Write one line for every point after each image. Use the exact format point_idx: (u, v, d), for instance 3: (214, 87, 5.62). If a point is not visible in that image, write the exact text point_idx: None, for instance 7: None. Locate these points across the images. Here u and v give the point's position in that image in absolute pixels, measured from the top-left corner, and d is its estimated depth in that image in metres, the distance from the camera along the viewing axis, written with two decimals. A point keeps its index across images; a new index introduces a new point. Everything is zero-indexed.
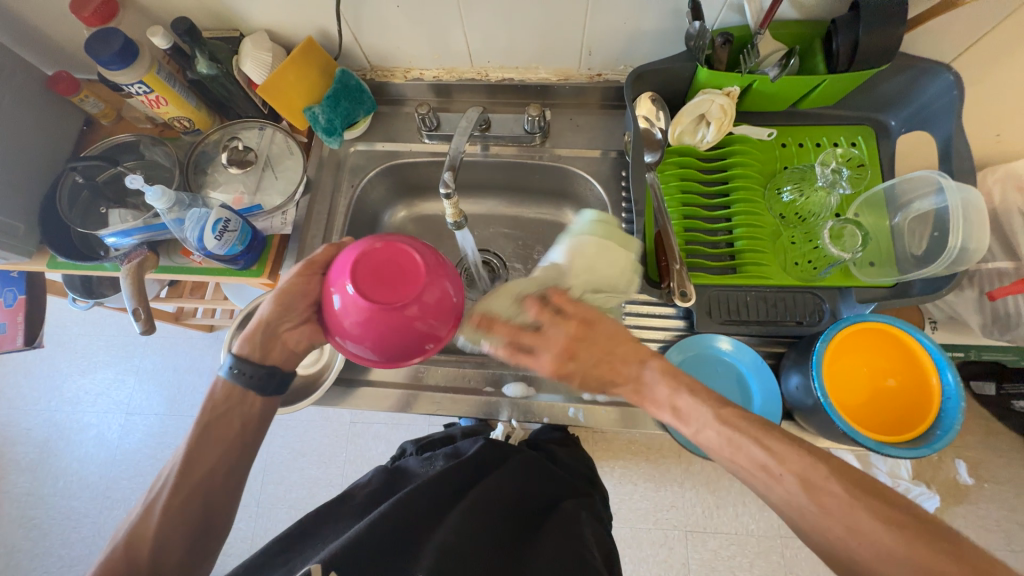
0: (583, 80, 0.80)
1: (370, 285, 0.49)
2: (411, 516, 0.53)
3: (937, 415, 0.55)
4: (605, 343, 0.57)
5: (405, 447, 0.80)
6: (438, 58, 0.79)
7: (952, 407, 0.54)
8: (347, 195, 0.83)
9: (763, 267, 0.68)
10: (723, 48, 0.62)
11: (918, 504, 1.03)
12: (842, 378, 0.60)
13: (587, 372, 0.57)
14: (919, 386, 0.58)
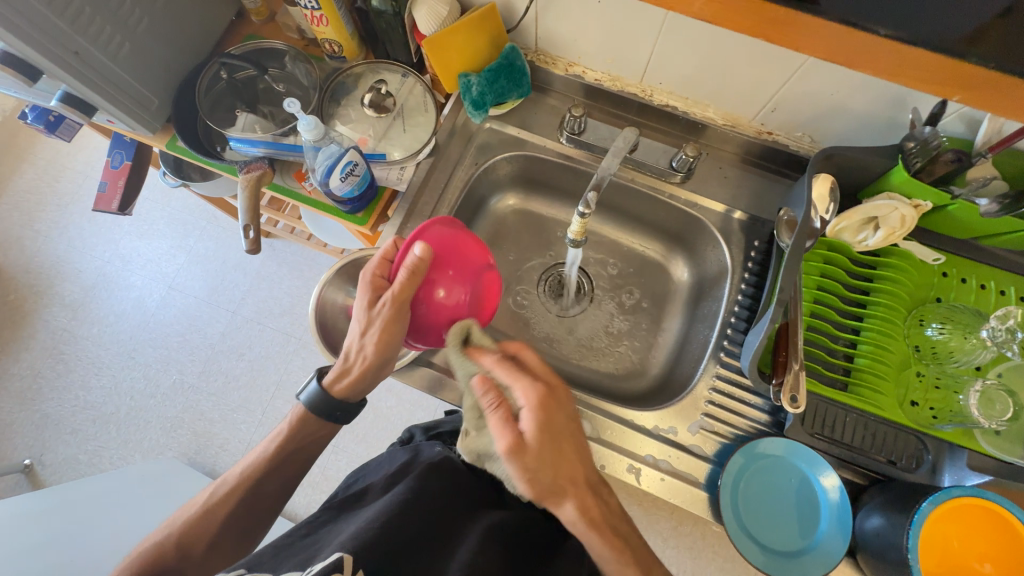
0: (750, 133, 0.74)
1: (483, 301, 0.61)
2: (420, 527, 0.51)
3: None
4: (563, 451, 0.52)
5: (412, 432, 0.80)
6: (609, 63, 0.74)
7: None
8: (468, 172, 0.80)
9: (880, 395, 0.63)
10: (945, 165, 0.57)
11: None
12: (931, 543, 0.55)
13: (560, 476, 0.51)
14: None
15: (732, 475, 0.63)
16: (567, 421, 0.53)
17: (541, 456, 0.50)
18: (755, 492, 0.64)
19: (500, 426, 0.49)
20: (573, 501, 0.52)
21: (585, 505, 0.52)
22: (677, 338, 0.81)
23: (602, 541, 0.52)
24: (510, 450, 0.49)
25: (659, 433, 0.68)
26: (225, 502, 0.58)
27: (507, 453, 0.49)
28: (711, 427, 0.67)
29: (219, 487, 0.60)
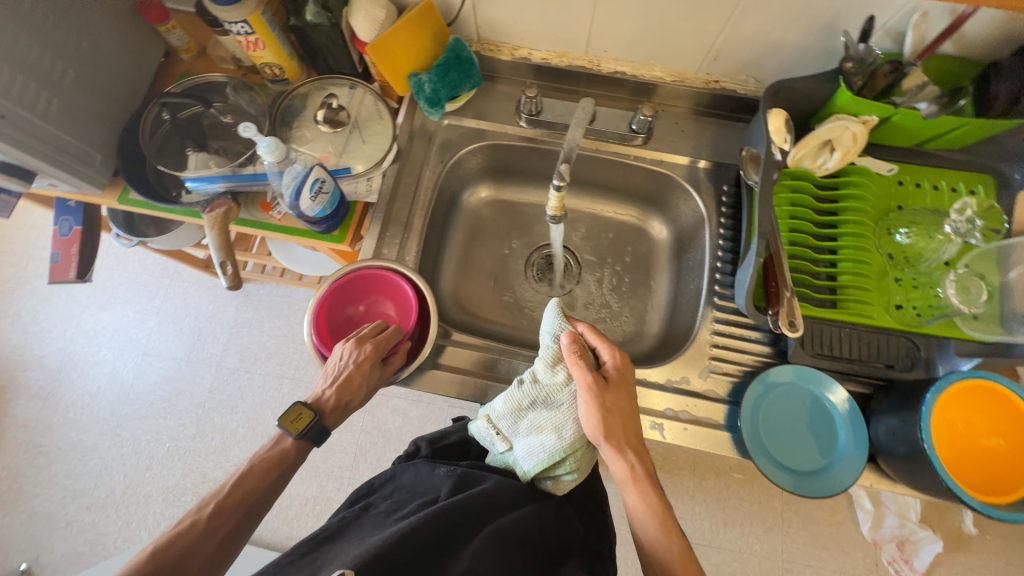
0: (699, 84, 0.77)
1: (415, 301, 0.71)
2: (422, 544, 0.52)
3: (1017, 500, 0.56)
4: (625, 396, 0.62)
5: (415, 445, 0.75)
6: (552, 39, 0.76)
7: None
8: (436, 171, 0.79)
9: (867, 305, 0.66)
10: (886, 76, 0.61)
11: (920, 546, 1.27)
12: (938, 420, 0.58)
13: (623, 415, 0.60)
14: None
15: (752, 407, 0.65)
16: (626, 374, 0.63)
17: (614, 397, 0.61)
18: (773, 419, 0.66)
19: (586, 366, 0.60)
20: (630, 454, 0.60)
21: (638, 454, 0.61)
22: (669, 294, 0.83)
23: (641, 496, 0.60)
24: (593, 385, 0.60)
25: (674, 385, 0.69)
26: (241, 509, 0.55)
27: (590, 386, 0.60)
28: (720, 369, 0.69)
29: (226, 482, 0.55)
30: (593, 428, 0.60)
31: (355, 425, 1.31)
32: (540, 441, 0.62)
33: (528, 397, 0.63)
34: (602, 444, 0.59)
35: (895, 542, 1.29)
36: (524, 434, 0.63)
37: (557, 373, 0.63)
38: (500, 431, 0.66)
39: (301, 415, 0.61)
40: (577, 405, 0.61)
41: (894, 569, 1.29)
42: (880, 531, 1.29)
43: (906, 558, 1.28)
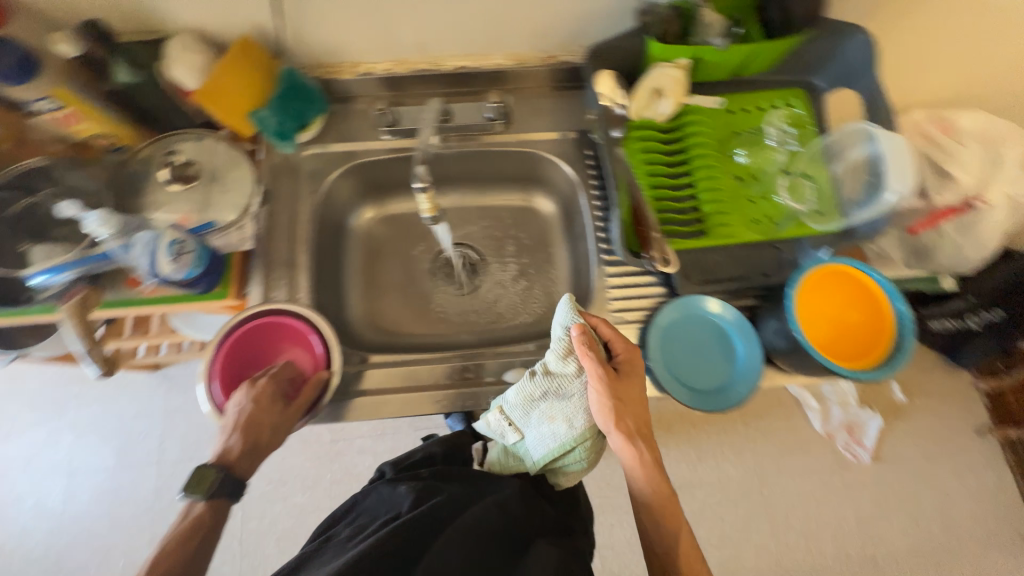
0: (539, 62, 0.80)
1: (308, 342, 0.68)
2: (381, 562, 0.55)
3: (879, 359, 0.63)
4: (634, 385, 0.65)
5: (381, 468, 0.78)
6: (388, 48, 0.77)
7: (898, 363, 0.61)
8: (310, 202, 0.77)
9: (730, 226, 0.73)
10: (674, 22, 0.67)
11: (866, 427, 1.55)
12: (806, 306, 0.65)
13: (634, 404, 0.64)
14: (877, 314, 0.64)
15: (659, 359, 0.69)
16: (635, 364, 0.66)
17: (625, 387, 0.63)
18: (682, 367, 0.70)
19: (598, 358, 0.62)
20: (640, 441, 0.64)
21: (645, 439, 0.65)
22: (571, 263, 0.86)
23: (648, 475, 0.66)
24: (606, 376, 0.61)
25: None
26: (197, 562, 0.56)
27: (604, 378, 0.61)
28: (624, 319, 0.73)
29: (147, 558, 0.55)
30: (605, 416, 0.62)
31: (322, 479, 1.26)
32: (553, 436, 0.64)
33: (542, 389, 0.63)
34: (612, 431, 0.62)
35: (846, 430, 1.56)
36: (533, 424, 0.65)
37: (568, 365, 0.64)
38: (510, 421, 0.67)
39: (205, 475, 0.59)
40: (589, 397, 0.62)
41: (851, 453, 1.54)
42: (831, 423, 1.56)
43: (858, 441, 1.55)
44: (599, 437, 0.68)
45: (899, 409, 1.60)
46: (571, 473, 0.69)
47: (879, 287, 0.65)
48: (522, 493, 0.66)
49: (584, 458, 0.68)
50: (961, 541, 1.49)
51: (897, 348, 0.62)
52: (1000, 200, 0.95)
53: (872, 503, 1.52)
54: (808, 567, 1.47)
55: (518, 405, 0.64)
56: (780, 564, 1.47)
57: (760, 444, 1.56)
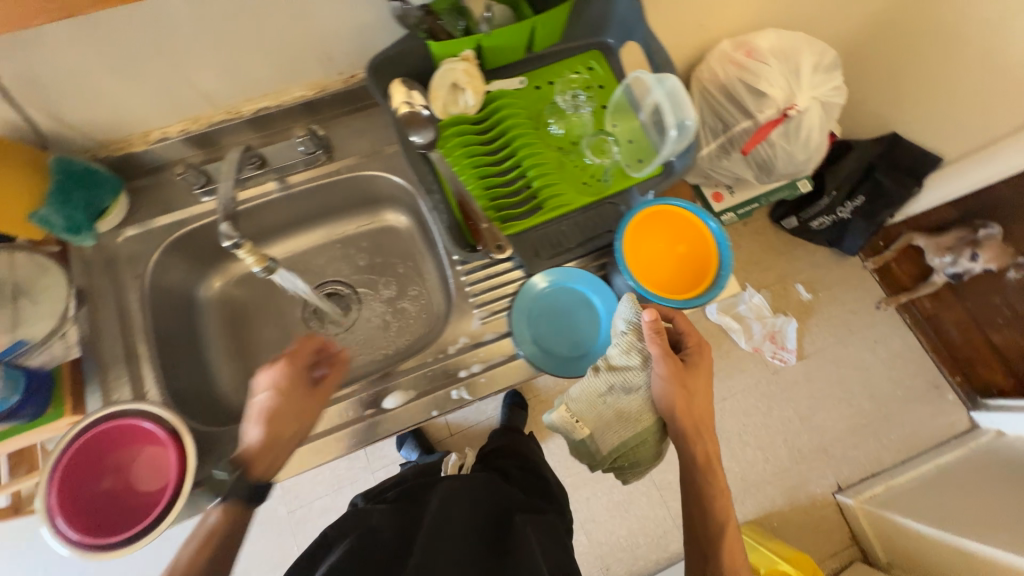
0: (340, 85, 0.79)
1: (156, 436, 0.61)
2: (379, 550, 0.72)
3: (711, 281, 0.68)
4: (698, 380, 0.66)
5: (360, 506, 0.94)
6: (173, 109, 0.73)
7: (725, 278, 0.67)
8: (137, 288, 0.72)
9: (563, 195, 0.75)
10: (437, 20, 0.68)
11: (785, 330, 1.68)
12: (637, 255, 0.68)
13: (697, 398, 0.66)
14: (700, 240, 0.69)
15: (526, 335, 0.71)
16: (700, 356, 0.67)
17: (690, 377, 0.65)
18: (549, 338, 0.72)
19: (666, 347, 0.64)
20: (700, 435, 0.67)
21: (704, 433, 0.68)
22: (437, 270, 0.86)
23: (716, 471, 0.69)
24: (672, 366, 0.64)
25: (448, 353, 0.73)
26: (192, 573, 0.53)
27: (666, 369, 0.65)
28: (490, 311, 0.74)
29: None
30: (666, 405, 0.65)
31: (291, 551, 1.27)
32: (623, 436, 0.68)
33: (606, 382, 0.67)
34: (671, 419, 0.66)
35: (769, 339, 1.68)
36: (604, 423, 0.68)
37: (634, 357, 0.66)
38: (579, 418, 0.68)
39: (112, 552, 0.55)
40: (655, 387, 0.66)
41: (779, 358, 1.66)
42: (755, 338, 1.67)
43: (782, 346, 1.67)
44: (660, 433, 0.71)
45: (809, 308, 1.73)
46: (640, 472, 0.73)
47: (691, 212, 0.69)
48: (488, 482, 0.91)
49: (644, 456, 0.72)
50: (888, 406, 1.64)
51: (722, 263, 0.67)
52: (808, 103, 1.04)
53: (808, 398, 1.64)
54: (771, 474, 1.57)
55: (586, 400, 0.67)
56: (746, 480, 1.56)
57: None
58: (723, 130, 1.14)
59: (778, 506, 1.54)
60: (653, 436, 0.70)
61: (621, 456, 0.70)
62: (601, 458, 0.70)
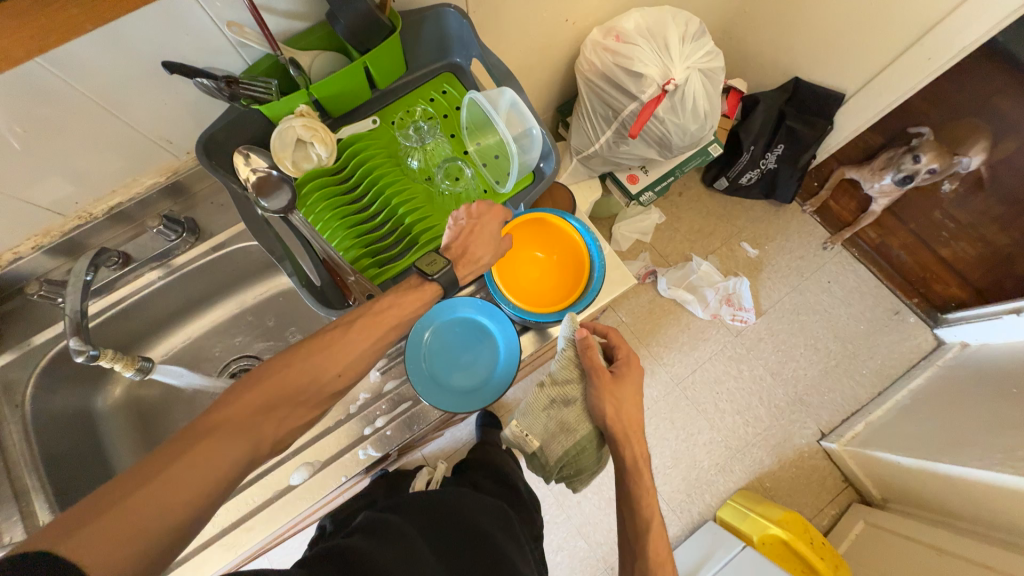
0: (193, 164, 0.77)
1: None
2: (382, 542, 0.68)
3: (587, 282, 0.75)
4: (630, 393, 0.70)
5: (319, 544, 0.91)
6: (17, 230, 0.70)
7: (593, 286, 0.74)
8: (17, 418, 0.69)
9: (435, 228, 0.73)
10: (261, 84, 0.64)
11: (739, 290, 1.66)
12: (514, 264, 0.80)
13: (628, 410, 0.69)
14: (569, 242, 0.78)
15: (422, 368, 0.71)
16: (631, 369, 0.71)
17: (621, 388, 0.69)
18: (443, 369, 0.73)
19: (598, 360, 0.69)
20: (637, 446, 0.69)
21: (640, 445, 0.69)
22: None
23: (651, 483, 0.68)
24: (602, 378, 0.68)
25: (352, 412, 0.73)
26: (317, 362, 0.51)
27: (596, 380, 0.68)
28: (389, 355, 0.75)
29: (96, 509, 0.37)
30: (599, 413, 0.69)
31: None
32: (565, 443, 0.75)
33: (548, 396, 0.74)
34: (605, 428, 0.69)
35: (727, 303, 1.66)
36: (549, 434, 0.76)
37: (571, 371, 0.72)
38: (528, 432, 0.78)
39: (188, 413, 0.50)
40: (589, 398, 0.70)
41: (739, 319, 1.65)
42: (711, 305, 1.66)
43: (739, 306, 1.66)
44: (600, 443, 0.76)
45: (758, 263, 1.73)
46: (586, 480, 0.79)
47: (568, 224, 0.77)
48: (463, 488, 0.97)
49: (587, 466, 0.77)
50: (854, 343, 1.63)
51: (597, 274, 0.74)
52: (685, 74, 1.03)
53: (774, 352, 1.64)
54: (754, 436, 1.56)
55: (532, 411, 0.76)
56: (731, 447, 1.55)
57: (665, 356, 1.63)
58: (613, 116, 1.12)
59: (767, 466, 1.53)
60: (593, 445, 0.75)
61: (566, 465, 0.77)
62: (550, 468, 0.79)
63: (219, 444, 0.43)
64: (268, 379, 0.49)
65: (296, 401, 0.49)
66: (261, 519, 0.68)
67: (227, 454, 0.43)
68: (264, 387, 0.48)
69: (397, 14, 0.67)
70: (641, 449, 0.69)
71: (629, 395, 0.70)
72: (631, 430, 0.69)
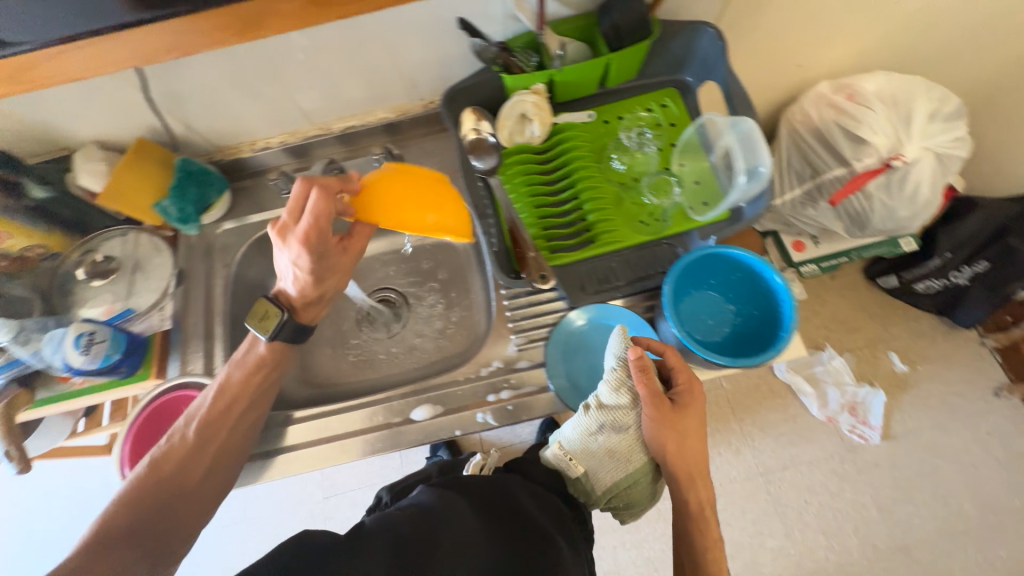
0: (420, 109, 0.85)
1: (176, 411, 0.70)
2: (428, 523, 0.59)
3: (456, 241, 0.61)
4: (693, 424, 0.63)
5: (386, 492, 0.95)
6: (277, 124, 0.83)
7: (788, 329, 0.58)
8: (224, 274, 0.82)
9: (616, 233, 0.74)
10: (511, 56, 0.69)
11: (869, 403, 1.47)
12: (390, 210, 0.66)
13: (688, 441, 0.64)
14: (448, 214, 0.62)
15: (560, 370, 0.72)
16: (694, 397, 0.64)
17: (681, 419, 0.62)
18: (583, 377, 0.72)
19: (653, 389, 0.61)
20: (688, 480, 0.65)
21: (696, 480, 0.65)
22: (484, 291, 0.87)
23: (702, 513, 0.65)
24: (658, 408, 0.61)
25: (481, 374, 0.74)
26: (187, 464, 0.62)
27: (655, 414, 0.61)
28: (528, 338, 0.75)
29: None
30: (658, 445, 0.63)
31: None
32: (614, 473, 0.69)
33: (597, 422, 0.65)
34: (663, 460, 0.64)
35: (848, 410, 1.47)
36: (597, 462, 0.68)
37: (622, 395, 0.64)
38: (572, 458, 0.70)
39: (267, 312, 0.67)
40: (644, 427, 0.64)
41: (859, 435, 1.45)
42: (829, 407, 1.47)
43: (864, 420, 1.46)
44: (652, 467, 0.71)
45: (903, 381, 1.50)
46: (635, 510, 0.73)
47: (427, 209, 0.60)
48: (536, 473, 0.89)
49: (640, 494, 0.72)
50: (998, 515, 1.36)
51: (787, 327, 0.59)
52: (918, 154, 0.93)
53: (891, 486, 1.41)
54: (834, 566, 1.36)
55: (576, 435, 0.67)
56: (801, 566, 1.37)
57: (759, 439, 1.48)
58: (811, 175, 1.04)
59: None
60: (646, 478, 0.70)
61: (615, 496, 0.72)
62: (596, 497, 0.74)
63: (107, 551, 0.55)
64: (151, 485, 0.60)
65: (181, 491, 0.61)
66: (378, 439, 0.73)
67: (113, 556, 0.55)
68: (152, 488, 0.60)
69: (659, 21, 0.68)
70: (696, 483, 0.65)
71: (686, 428, 0.63)
72: (690, 464, 0.64)
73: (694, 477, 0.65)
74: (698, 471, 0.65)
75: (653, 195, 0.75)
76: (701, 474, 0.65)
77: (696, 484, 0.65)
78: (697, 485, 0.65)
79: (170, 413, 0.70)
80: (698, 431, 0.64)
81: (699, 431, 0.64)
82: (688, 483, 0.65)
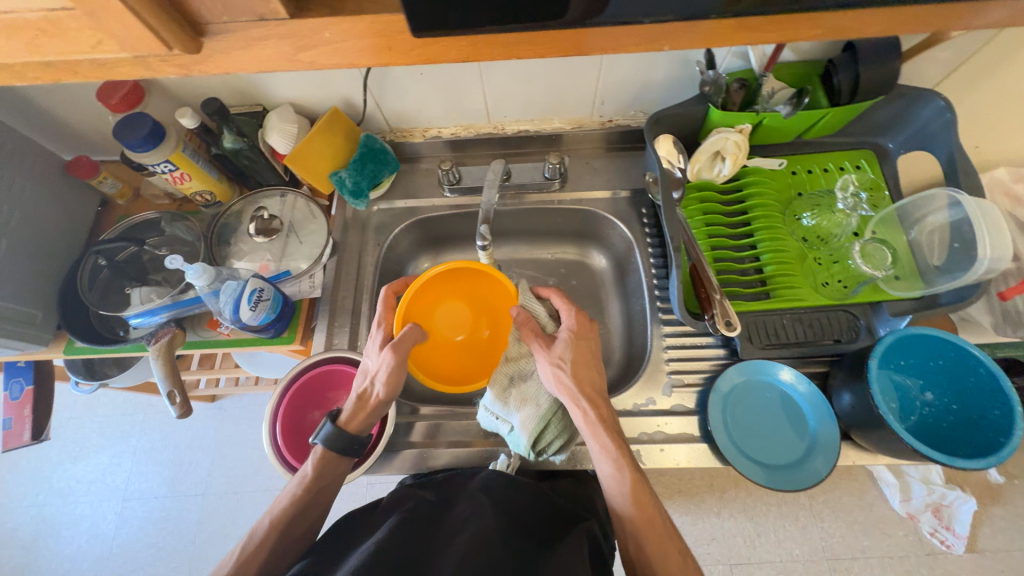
0: (596, 126, 0.85)
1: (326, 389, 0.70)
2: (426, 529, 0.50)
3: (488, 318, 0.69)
4: (578, 352, 0.62)
5: None
6: (456, 116, 0.83)
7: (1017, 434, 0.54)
8: (375, 253, 0.83)
9: (796, 289, 0.69)
10: (738, 92, 0.67)
11: (957, 508, 1.27)
12: (476, 370, 0.68)
13: (576, 365, 0.61)
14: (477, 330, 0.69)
15: (718, 423, 0.66)
16: (586, 334, 0.64)
17: (567, 351, 0.62)
18: (745, 436, 0.66)
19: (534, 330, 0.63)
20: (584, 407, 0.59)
21: (595, 410, 0.59)
22: (622, 318, 0.85)
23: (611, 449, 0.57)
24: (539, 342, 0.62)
25: (640, 409, 0.69)
26: (273, 530, 0.55)
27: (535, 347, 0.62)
28: (681, 381, 0.70)
29: None
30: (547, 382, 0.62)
31: None
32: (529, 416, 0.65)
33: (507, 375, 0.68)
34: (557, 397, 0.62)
35: (930, 511, 1.28)
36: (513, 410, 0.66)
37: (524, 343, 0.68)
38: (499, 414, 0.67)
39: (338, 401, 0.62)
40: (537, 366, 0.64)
41: (941, 541, 1.26)
42: (913, 503, 1.28)
43: (948, 526, 1.27)
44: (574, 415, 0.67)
45: (996, 491, 1.33)
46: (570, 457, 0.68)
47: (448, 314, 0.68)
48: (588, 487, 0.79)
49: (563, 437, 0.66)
50: None
51: (1007, 430, 0.55)
52: None
53: None
54: None
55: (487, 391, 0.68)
56: None
57: (829, 521, 1.31)
58: None
59: None
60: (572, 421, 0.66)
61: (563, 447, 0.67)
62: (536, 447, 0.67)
63: None
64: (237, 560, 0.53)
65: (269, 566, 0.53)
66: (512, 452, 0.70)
67: None
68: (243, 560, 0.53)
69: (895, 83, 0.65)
70: (602, 418, 0.59)
71: (573, 352, 0.62)
72: (584, 392, 0.60)
73: (601, 410, 0.60)
74: (601, 402, 0.60)
75: (865, 263, 0.69)
76: (603, 410, 0.60)
77: (605, 419, 0.59)
78: (602, 425, 0.59)
79: (323, 389, 0.70)
80: (588, 362, 0.62)
81: (588, 361, 0.62)
82: (591, 414, 0.59)
